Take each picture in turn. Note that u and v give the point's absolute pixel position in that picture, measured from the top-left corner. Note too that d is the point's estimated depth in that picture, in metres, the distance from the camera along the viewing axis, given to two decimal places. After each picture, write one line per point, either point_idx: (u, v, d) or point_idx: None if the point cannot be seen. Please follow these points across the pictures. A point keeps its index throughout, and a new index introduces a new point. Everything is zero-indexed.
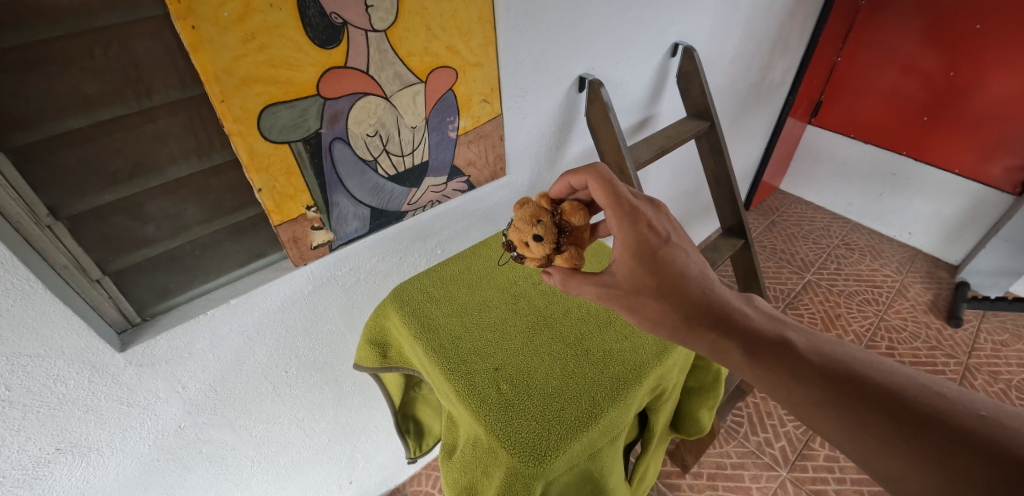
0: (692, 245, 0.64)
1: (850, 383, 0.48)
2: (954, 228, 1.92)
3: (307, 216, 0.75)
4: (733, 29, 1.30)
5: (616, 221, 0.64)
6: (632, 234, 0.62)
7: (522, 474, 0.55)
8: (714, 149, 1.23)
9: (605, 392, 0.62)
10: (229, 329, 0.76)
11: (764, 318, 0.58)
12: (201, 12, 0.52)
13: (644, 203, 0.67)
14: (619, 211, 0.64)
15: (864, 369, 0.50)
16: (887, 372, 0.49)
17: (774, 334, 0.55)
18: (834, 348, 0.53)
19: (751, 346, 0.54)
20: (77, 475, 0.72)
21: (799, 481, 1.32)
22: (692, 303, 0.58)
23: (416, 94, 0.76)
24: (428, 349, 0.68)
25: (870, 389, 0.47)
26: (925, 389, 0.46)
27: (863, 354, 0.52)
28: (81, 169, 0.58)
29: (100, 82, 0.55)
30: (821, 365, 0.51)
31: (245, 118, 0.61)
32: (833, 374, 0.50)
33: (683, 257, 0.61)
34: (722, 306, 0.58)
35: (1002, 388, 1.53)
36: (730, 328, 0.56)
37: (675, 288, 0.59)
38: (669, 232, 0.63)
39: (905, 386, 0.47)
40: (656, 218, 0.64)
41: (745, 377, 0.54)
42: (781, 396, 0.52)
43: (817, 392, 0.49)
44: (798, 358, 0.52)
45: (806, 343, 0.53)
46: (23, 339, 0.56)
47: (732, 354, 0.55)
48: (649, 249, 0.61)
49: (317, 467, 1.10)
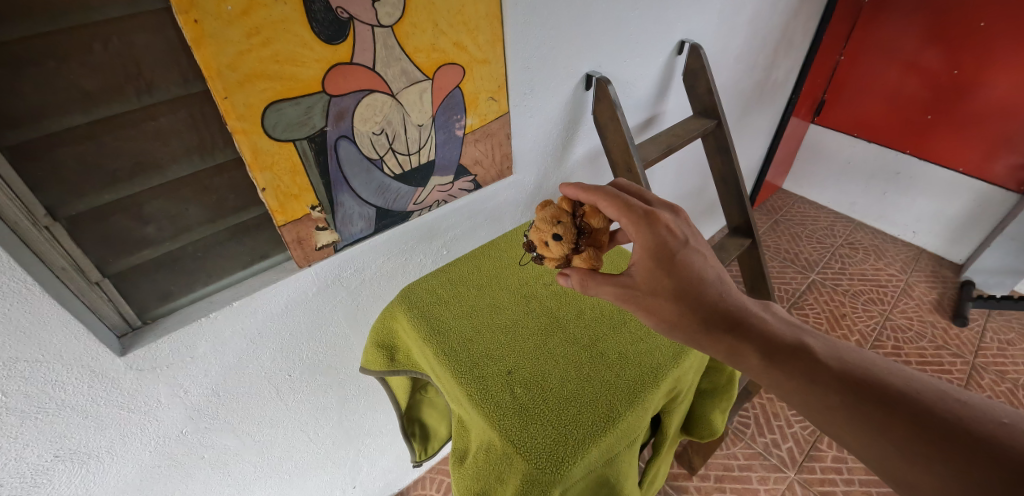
0: (709, 249, 0.62)
1: (869, 389, 0.47)
2: (959, 227, 1.91)
3: (312, 216, 0.73)
4: (739, 27, 1.29)
5: (633, 226, 0.61)
6: (650, 236, 0.60)
7: (537, 480, 0.53)
8: (720, 147, 1.21)
9: (621, 396, 0.60)
10: (232, 333, 0.74)
11: (782, 324, 0.56)
12: (203, 5, 0.51)
13: (660, 207, 0.65)
14: (633, 216, 0.61)
15: (884, 374, 0.48)
16: (906, 378, 0.47)
17: (792, 340, 0.53)
18: (853, 354, 0.51)
19: (768, 349, 0.53)
20: (76, 483, 0.71)
21: (807, 483, 1.31)
22: (709, 307, 0.57)
23: (422, 91, 0.74)
24: (439, 351, 0.66)
25: (888, 395, 0.46)
26: (946, 395, 0.45)
27: (882, 360, 0.50)
28: (80, 169, 0.56)
29: (100, 77, 0.53)
30: (838, 370, 0.49)
31: (249, 115, 0.60)
32: (851, 379, 0.48)
33: (700, 261, 0.60)
34: (738, 310, 0.57)
35: (1010, 388, 1.51)
36: (747, 332, 0.55)
37: (691, 292, 0.58)
38: (687, 235, 0.61)
39: (924, 393, 0.45)
40: (673, 222, 0.62)
41: (762, 382, 0.53)
42: (797, 401, 0.50)
43: (835, 396, 0.48)
44: (816, 362, 0.50)
45: (825, 349, 0.52)
46: (21, 344, 0.54)
47: (749, 358, 0.53)
48: (668, 251, 0.59)
49: (321, 472, 1.08)
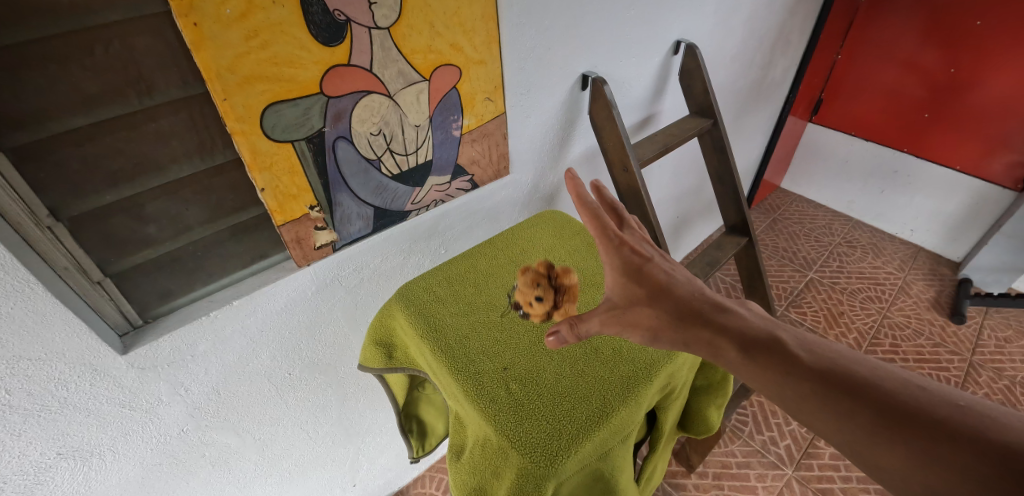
0: (675, 263, 0.63)
1: (837, 377, 0.47)
2: (956, 225, 1.92)
3: (310, 215, 0.74)
4: (735, 26, 1.30)
5: (602, 247, 0.61)
6: (617, 260, 0.60)
7: (533, 474, 0.54)
8: (716, 146, 1.22)
9: (615, 391, 0.61)
10: (233, 331, 0.75)
11: (756, 317, 0.56)
12: (202, 8, 0.52)
13: (629, 228, 0.65)
14: (605, 237, 0.61)
15: (851, 364, 0.49)
16: (871, 366, 0.48)
17: (765, 334, 0.53)
18: (822, 345, 0.51)
19: (743, 342, 0.53)
20: (79, 480, 0.72)
21: (805, 480, 1.31)
22: (684, 306, 0.57)
23: (419, 92, 0.75)
24: (434, 348, 0.67)
25: (855, 383, 0.47)
26: (908, 381, 0.46)
27: (849, 350, 0.51)
28: (81, 170, 0.57)
29: (101, 80, 0.54)
30: (810, 361, 0.49)
31: (248, 116, 0.61)
32: (821, 370, 0.48)
33: (667, 273, 0.60)
34: (711, 309, 0.57)
35: (1007, 385, 1.52)
36: (722, 325, 0.55)
37: (664, 297, 0.58)
38: (652, 254, 0.62)
39: (889, 380, 0.46)
40: (639, 243, 0.62)
41: (737, 374, 0.52)
42: (770, 391, 0.50)
43: (807, 385, 0.48)
44: (789, 354, 0.50)
45: (795, 341, 0.52)
46: (23, 343, 0.55)
47: (724, 351, 0.53)
48: (634, 268, 0.59)
49: (321, 469, 1.09)
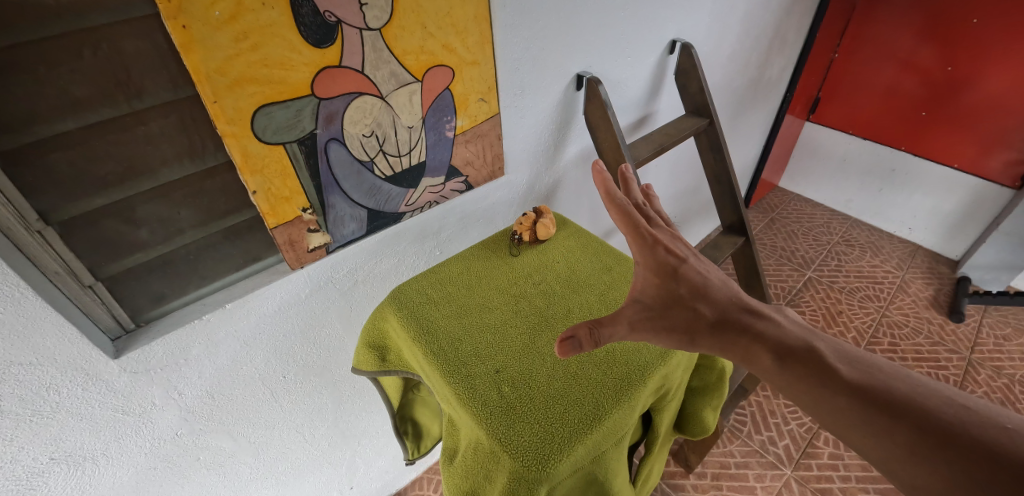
0: (709, 264, 0.63)
1: (876, 393, 0.47)
2: (955, 223, 1.91)
3: (303, 218, 0.74)
4: (731, 25, 1.29)
5: (634, 247, 0.63)
6: (651, 258, 0.62)
7: (524, 477, 0.54)
8: (713, 145, 1.21)
9: (607, 394, 0.61)
10: (225, 334, 0.75)
11: (795, 327, 0.56)
12: (191, 10, 0.51)
13: (660, 226, 0.66)
14: (638, 237, 0.63)
15: (892, 380, 0.48)
16: (912, 383, 0.47)
17: (802, 343, 0.53)
18: (862, 359, 0.51)
19: (780, 351, 0.53)
20: (72, 485, 0.71)
21: (803, 480, 1.31)
22: (722, 313, 0.58)
23: (411, 93, 0.75)
24: (428, 352, 0.67)
25: (895, 401, 0.46)
26: (950, 401, 0.44)
27: (892, 365, 0.50)
28: (71, 173, 0.57)
29: (89, 83, 0.54)
30: (848, 375, 0.49)
31: (238, 119, 0.60)
32: (860, 384, 0.48)
33: (701, 273, 0.61)
34: (748, 315, 0.57)
35: (1006, 384, 1.52)
36: (761, 334, 0.55)
37: (701, 299, 0.59)
38: (686, 254, 0.63)
39: (930, 399, 0.45)
40: (673, 242, 0.64)
41: (772, 383, 0.53)
42: (807, 403, 0.50)
43: (843, 399, 0.48)
44: (826, 366, 0.50)
45: (835, 353, 0.52)
46: (15, 348, 0.55)
47: (761, 360, 0.53)
48: (669, 268, 0.61)
49: (317, 472, 1.09)
